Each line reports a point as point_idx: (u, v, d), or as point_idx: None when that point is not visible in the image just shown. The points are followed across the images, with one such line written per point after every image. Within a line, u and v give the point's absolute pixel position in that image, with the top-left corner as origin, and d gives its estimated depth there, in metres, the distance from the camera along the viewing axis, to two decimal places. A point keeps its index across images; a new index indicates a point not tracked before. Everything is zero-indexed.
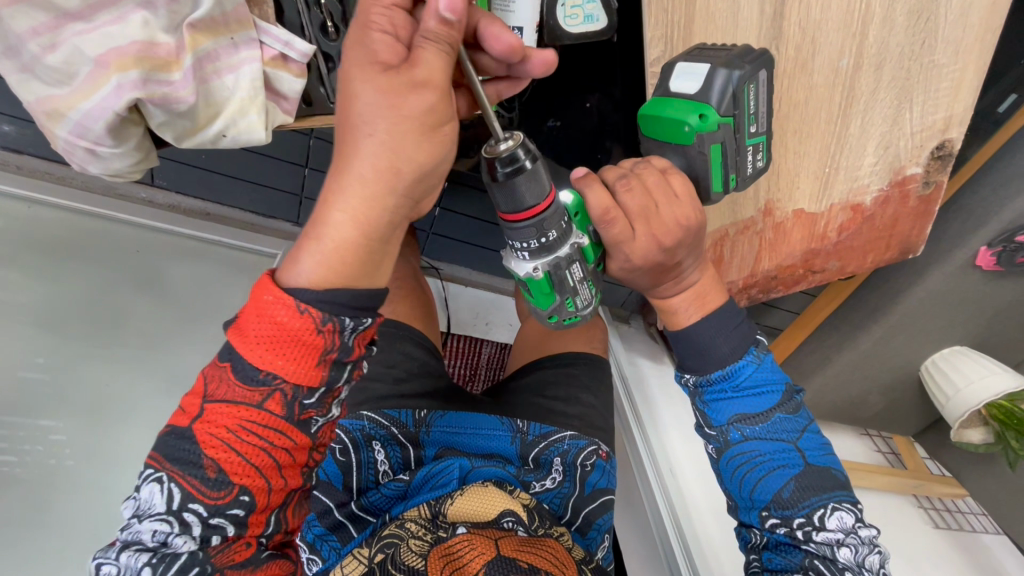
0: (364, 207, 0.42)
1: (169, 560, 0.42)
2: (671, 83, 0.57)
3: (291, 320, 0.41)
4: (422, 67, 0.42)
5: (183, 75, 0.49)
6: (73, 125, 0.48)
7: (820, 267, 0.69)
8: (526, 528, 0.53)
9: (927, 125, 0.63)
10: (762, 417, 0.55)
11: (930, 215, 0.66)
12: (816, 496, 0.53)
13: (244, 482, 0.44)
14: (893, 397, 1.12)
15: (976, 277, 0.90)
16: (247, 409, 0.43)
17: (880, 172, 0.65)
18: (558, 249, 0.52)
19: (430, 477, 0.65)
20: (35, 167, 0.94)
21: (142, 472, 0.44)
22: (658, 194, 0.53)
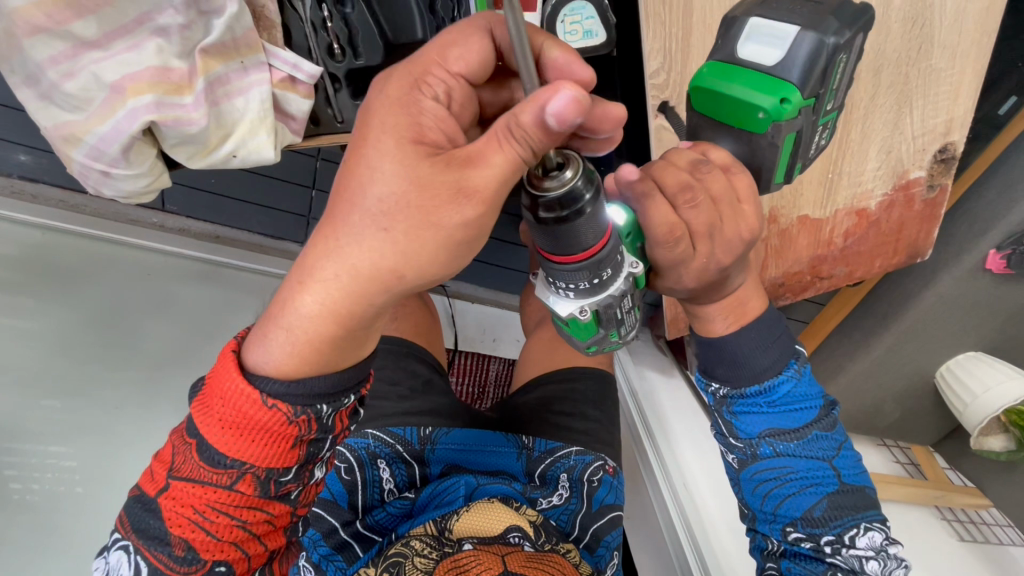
0: (347, 300, 0.38)
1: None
2: (744, 49, 0.52)
3: (256, 412, 0.39)
4: (475, 176, 0.35)
5: (195, 98, 0.51)
6: (89, 147, 0.50)
7: (828, 273, 0.69)
8: (531, 543, 0.52)
9: (929, 129, 0.64)
10: (797, 434, 0.52)
11: (937, 219, 0.66)
12: (849, 515, 0.52)
13: (219, 554, 0.43)
14: (909, 406, 1.10)
15: (986, 281, 0.89)
16: (215, 491, 0.41)
17: (884, 177, 0.65)
18: (611, 285, 0.44)
19: (434, 495, 0.65)
20: (50, 195, 0.95)
21: (111, 538, 0.44)
22: (723, 207, 0.47)
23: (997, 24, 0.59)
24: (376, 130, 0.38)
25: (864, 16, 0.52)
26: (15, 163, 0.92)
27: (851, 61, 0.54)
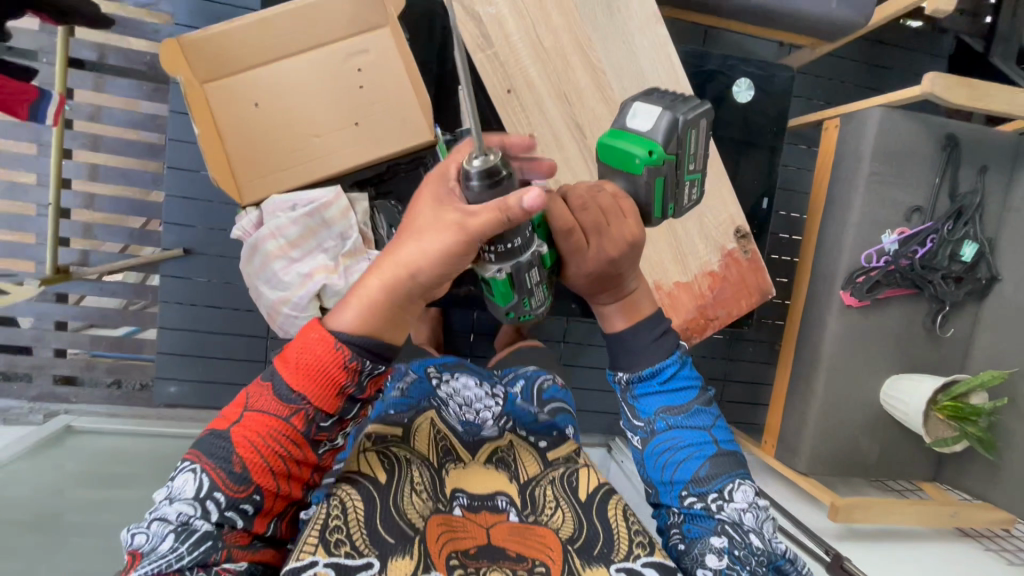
0: (392, 280, 0.51)
1: (185, 535, 0.48)
2: (630, 119, 0.65)
3: (321, 360, 0.51)
4: (472, 221, 0.48)
5: (339, 273, 0.90)
6: (294, 304, 0.89)
7: (714, 315, 1.02)
8: (518, 513, 0.66)
9: (721, 223, 1.00)
10: (681, 409, 0.63)
11: (763, 268, 1.02)
12: (727, 475, 0.62)
13: (263, 480, 0.51)
14: (882, 438, 1.28)
15: (858, 315, 1.22)
16: (277, 421, 0.51)
17: (715, 251, 1.01)
18: (520, 250, 0.54)
19: (431, 367, 0.87)
20: (184, 414, 1.34)
21: (180, 464, 0.51)
22: (609, 214, 0.58)
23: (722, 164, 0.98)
24: (423, 193, 0.54)
25: (706, 106, 0.67)
26: (167, 394, 1.32)
27: (700, 136, 0.67)
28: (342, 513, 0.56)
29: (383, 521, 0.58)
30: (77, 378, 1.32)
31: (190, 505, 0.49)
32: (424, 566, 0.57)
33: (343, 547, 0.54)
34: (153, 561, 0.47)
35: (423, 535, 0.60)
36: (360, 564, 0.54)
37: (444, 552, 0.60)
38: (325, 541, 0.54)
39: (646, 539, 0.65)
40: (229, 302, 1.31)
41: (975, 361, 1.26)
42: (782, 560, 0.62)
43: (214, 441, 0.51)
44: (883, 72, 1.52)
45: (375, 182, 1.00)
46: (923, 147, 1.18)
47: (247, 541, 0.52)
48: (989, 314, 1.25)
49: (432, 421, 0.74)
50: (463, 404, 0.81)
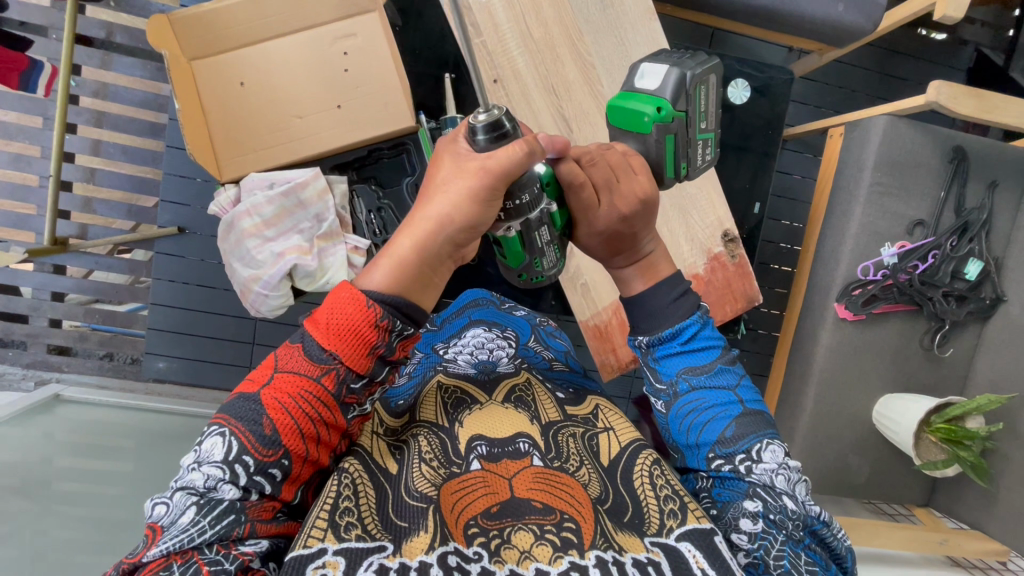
0: (425, 236, 0.47)
1: (208, 508, 0.42)
2: (637, 80, 0.64)
3: (354, 311, 0.44)
4: (497, 158, 0.48)
5: (312, 255, 0.93)
6: (265, 282, 0.92)
7: None
8: (542, 456, 0.56)
9: (709, 227, 0.98)
10: (705, 369, 0.58)
11: (749, 273, 1.00)
12: (754, 434, 0.56)
13: (290, 445, 0.45)
14: (872, 457, 1.24)
15: (852, 328, 1.18)
16: (307, 381, 0.45)
17: (702, 254, 0.99)
18: (533, 211, 0.56)
19: (437, 344, 0.81)
20: (173, 390, 1.36)
21: (206, 428, 0.45)
22: (618, 170, 0.57)
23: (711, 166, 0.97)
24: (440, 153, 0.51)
25: (715, 60, 0.65)
26: (157, 370, 1.34)
27: (711, 92, 0.66)
28: (354, 495, 0.48)
29: (395, 506, 0.50)
30: (71, 348, 1.35)
31: (213, 473, 0.43)
32: (441, 537, 0.47)
33: (355, 530, 0.45)
34: (173, 536, 0.41)
35: (437, 504, 0.51)
36: (372, 548, 0.44)
37: (463, 518, 0.50)
38: (334, 524, 0.44)
39: (678, 503, 0.52)
40: (221, 283, 1.33)
41: (976, 385, 1.21)
42: (820, 523, 0.54)
43: (243, 404, 0.45)
44: (898, 82, 1.48)
45: (357, 166, 1.04)
46: (929, 159, 1.14)
47: (271, 515, 0.45)
48: (992, 336, 1.20)
49: (440, 384, 0.65)
50: (474, 359, 0.73)
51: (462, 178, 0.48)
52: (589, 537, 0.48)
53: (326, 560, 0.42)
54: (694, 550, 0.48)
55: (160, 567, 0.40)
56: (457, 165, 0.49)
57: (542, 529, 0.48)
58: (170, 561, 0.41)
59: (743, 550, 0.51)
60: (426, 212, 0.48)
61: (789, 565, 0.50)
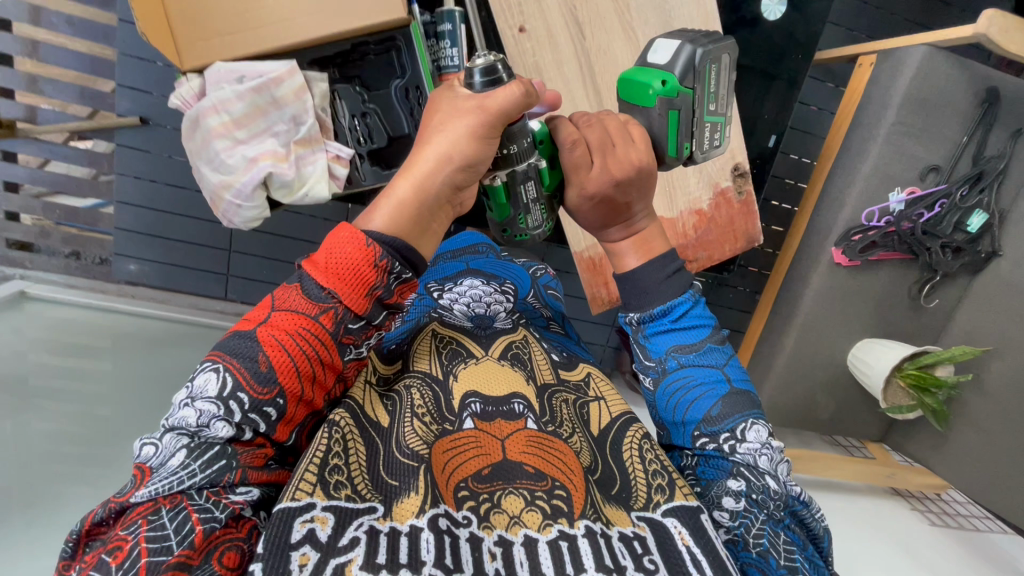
0: (423, 177, 0.45)
1: (199, 451, 0.42)
2: (648, 53, 0.57)
3: (355, 254, 0.43)
4: (495, 98, 0.45)
5: (289, 164, 0.86)
6: (237, 189, 0.84)
7: (693, 257, 0.96)
8: (536, 420, 0.54)
9: (720, 159, 0.92)
10: (695, 347, 0.58)
11: (754, 211, 0.95)
12: (739, 414, 0.56)
13: (286, 382, 0.43)
14: (840, 396, 1.29)
15: (845, 272, 1.17)
16: (305, 319, 0.43)
17: (707, 188, 0.93)
18: (522, 154, 0.50)
19: (431, 282, 0.76)
20: (146, 293, 1.31)
21: (199, 364, 0.44)
22: (615, 134, 0.53)
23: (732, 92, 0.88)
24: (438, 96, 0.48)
25: (729, 41, 0.57)
26: (127, 273, 1.31)
27: (722, 75, 0.58)
28: (343, 452, 0.47)
29: (383, 466, 0.48)
30: (33, 244, 1.27)
31: (206, 414, 0.42)
32: (432, 501, 0.45)
33: (344, 490, 0.44)
34: (162, 478, 0.41)
35: (429, 463, 0.48)
36: (361, 509, 0.43)
37: (453, 482, 0.48)
38: (324, 482, 0.43)
39: (667, 479, 0.53)
40: (191, 184, 1.24)
41: (952, 334, 1.23)
42: (800, 504, 0.56)
43: (237, 342, 0.44)
44: (941, 7, 1.34)
45: (339, 62, 0.91)
46: (960, 99, 1.06)
47: (262, 460, 0.45)
48: (979, 288, 1.19)
49: (434, 331, 0.64)
50: (469, 307, 0.70)
51: (460, 118, 0.45)
52: (580, 506, 0.48)
53: (315, 514, 0.41)
54: (679, 526, 0.49)
55: (149, 510, 0.40)
56: (451, 106, 0.47)
57: (532, 495, 0.47)
58: (157, 505, 0.40)
59: (723, 526, 0.53)
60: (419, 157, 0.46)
61: (768, 544, 0.51)
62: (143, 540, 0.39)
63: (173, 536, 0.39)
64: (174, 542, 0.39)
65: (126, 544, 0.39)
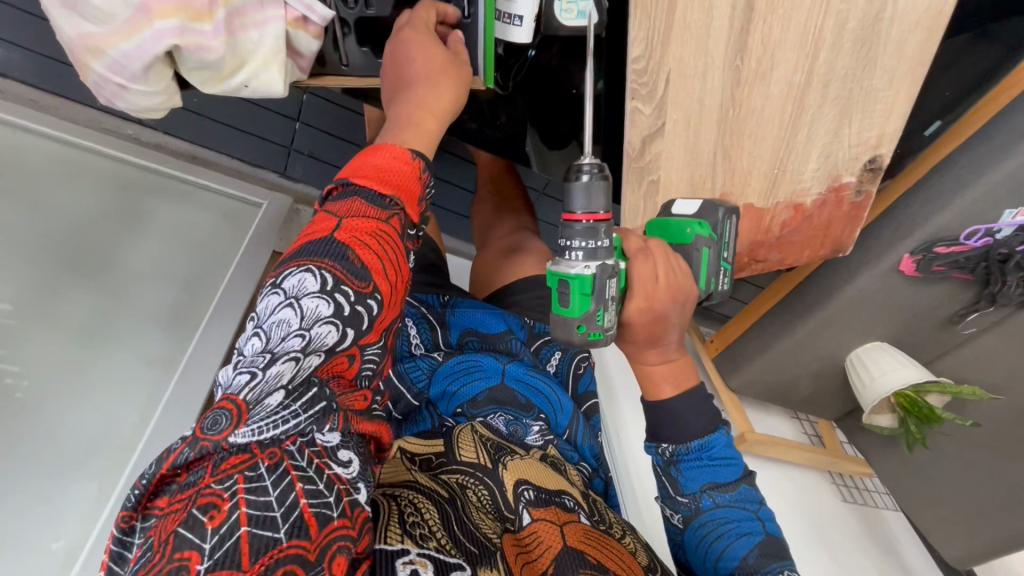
0: (426, 108, 0.52)
1: (298, 393, 0.40)
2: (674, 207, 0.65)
3: (401, 166, 0.48)
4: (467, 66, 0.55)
5: (217, 27, 0.42)
6: (111, 63, 0.41)
7: (764, 257, 0.76)
8: (587, 516, 0.53)
9: (860, 145, 0.63)
10: (729, 487, 0.56)
11: (860, 218, 0.71)
12: (775, 562, 0.54)
13: (381, 284, 0.45)
14: (821, 384, 1.25)
15: (899, 280, 1.00)
16: (378, 223, 0.46)
17: (821, 177, 0.66)
18: (602, 249, 0.55)
19: (451, 392, 0.63)
20: (19, 92, 0.94)
21: (283, 274, 0.42)
22: (669, 255, 0.59)
23: (934, 54, 0.56)
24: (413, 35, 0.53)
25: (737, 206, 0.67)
26: None
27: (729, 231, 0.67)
28: (418, 511, 0.45)
29: (460, 526, 0.46)
30: None
31: (311, 321, 0.41)
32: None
33: (433, 540, 0.43)
34: (266, 416, 0.38)
35: (503, 551, 0.47)
36: (452, 563, 0.42)
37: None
38: (409, 533, 0.43)
39: None
40: None
41: (961, 355, 1.08)
42: None
43: (324, 247, 0.43)
44: None
45: None
46: None
47: (360, 404, 0.45)
48: (1016, 321, 0.99)
49: (474, 431, 0.58)
50: (507, 417, 0.62)
51: (433, 68, 0.52)
52: None
53: (414, 559, 0.40)
54: None
55: (245, 466, 0.36)
56: (424, 48, 0.53)
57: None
58: (255, 459, 0.37)
59: None
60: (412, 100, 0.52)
61: None
62: (243, 500, 0.35)
63: (277, 506, 0.36)
64: (280, 513, 0.36)
65: (224, 505, 0.35)
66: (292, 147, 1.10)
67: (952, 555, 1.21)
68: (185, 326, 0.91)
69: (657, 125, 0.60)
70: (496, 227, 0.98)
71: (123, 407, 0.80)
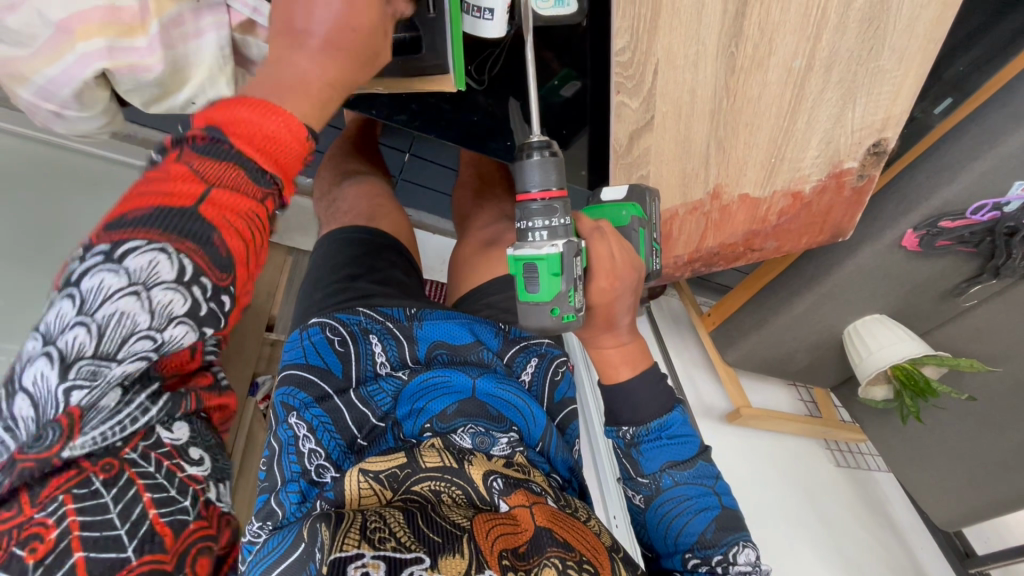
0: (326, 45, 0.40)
1: (136, 387, 0.34)
2: (604, 193, 0.62)
3: (292, 141, 0.38)
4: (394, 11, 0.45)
5: (150, 41, 0.42)
6: (37, 89, 0.42)
7: (759, 246, 0.74)
8: (552, 500, 0.56)
9: (864, 129, 0.59)
10: (688, 464, 0.54)
11: (862, 204, 0.67)
12: (731, 534, 0.52)
13: (242, 274, 0.36)
14: (817, 355, 1.24)
15: (900, 254, 0.97)
16: (250, 200, 0.36)
17: (821, 163, 0.63)
18: (563, 228, 0.52)
19: (421, 403, 0.63)
20: None
21: (119, 246, 0.32)
22: (618, 234, 0.56)
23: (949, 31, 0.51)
24: None
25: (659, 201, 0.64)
26: None
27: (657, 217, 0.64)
28: (382, 520, 0.48)
29: (428, 525, 0.48)
30: None
31: (164, 312, 0.32)
32: (479, 563, 0.45)
33: (390, 542, 0.45)
34: (106, 420, 0.32)
35: (469, 532, 0.48)
36: (410, 559, 0.44)
37: (496, 549, 0.47)
38: (366, 537, 0.45)
39: None
40: None
41: (959, 326, 1.06)
42: None
43: (175, 220, 0.33)
44: None
45: None
46: None
47: (208, 381, 0.39)
48: (1015, 293, 0.96)
49: (432, 443, 0.58)
50: (479, 432, 0.61)
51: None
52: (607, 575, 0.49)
53: (366, 561, 0.43)
54: None
55: (74, 482, 0.32)
56: None
57: (565, 564, 0.47)
58: (85, 473, 0.32)
59: None
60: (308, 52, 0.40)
61: None
62: (74, 522, 0.31)
63: (114, 508, 0.32)
64: (125, 531, 0.33)
65: (49, 533, 0.30)
66: None
67: (942, 518, 1.23)
68: None
69: (646, 118, 0.56)
70: (481, 215, 0.94)
71: None
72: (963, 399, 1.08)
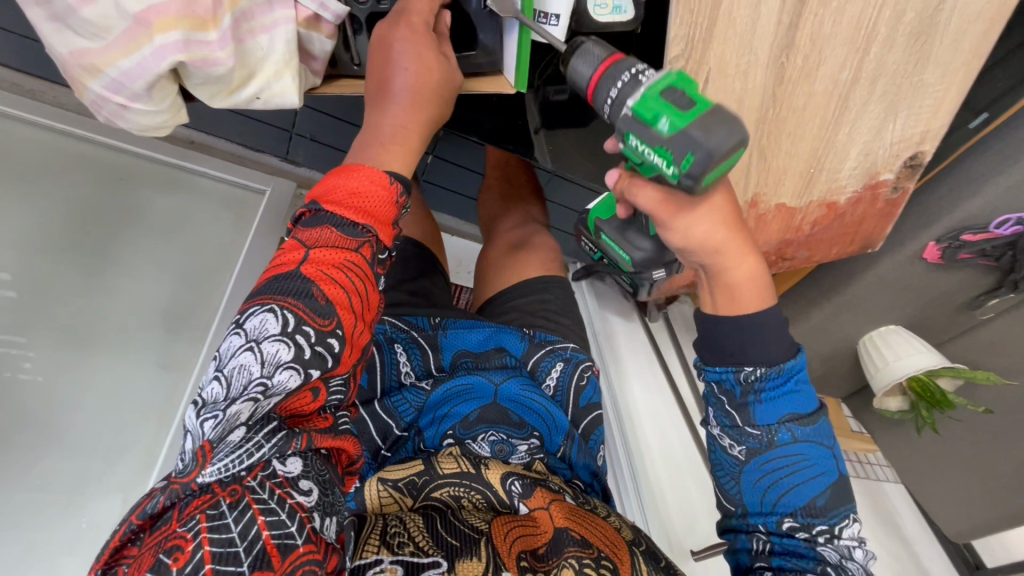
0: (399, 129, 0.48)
1: (260, 425, 0.37)
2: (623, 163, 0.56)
3: (376, 191, 0.44)
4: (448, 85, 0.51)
5: (221, 35, 0.43)
6: (110, 81, 0.42)
7: (791, 255, 0.74)
8: (571, 497, 0.57)
9: (902, 142, 0.60)
10: (811, 419, 0.49)
11: (894, 216, 0.68)
12: (841, 505, 0.49)
13: (345, 318, 0.41)
14: (831, 365, 1.25)
15: (920, 266, 0.98)
16: (346, 252, 0.42)
17: (858, 175, 0.63)
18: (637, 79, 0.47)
19: (447, 409, 0.62)
20: None
21: (248, 308, 0.40)
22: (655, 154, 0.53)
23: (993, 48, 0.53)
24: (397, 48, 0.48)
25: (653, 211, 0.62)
26: None
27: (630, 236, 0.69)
28: (401, 523, 0.47)
29: (446, 528, 0.47)
30: None
31: (273, 360, 0.38)
32: (496, 565, 0.45)
33: (408, 547, 0.44)
34: (230, 453, 0.35)
35: (488, 535, 0.48)
36: (427, 563, 0.43)
37: (515, 551, 0.48)
38: (387, 542, 0.44)
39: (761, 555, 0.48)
40: None
41: (974, 339, 1.07)
42: None
43: (286, 282, 0.40)
44: None
45: None
46: None
47: (325, 424, 0.42)
48: None
49: (450, 451, 0.58)
50: (502, 440, 0.61)
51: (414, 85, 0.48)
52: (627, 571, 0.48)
53: (385, 566, 0.42)
54: None
55: (207, 504, 0.34)
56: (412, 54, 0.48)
57: (581, 563, 0.46)
58: (217, 497, 0.34)
59: None
60: (394, 112, 0.48)
61: None
62: (206, 539, 0.33)
63: (239, 541, 0.33)
64: (242, 549, 0.33)
65: (187, 545, 0.32)
66: (293, 131, 1.04)
67: (954, 530, 1.24)
68: (188, 325, 0.88)
69: None
70: (506, 219, 0.94)
71: (139, 410, 0.79)
72: (980, 412, 1.09)
